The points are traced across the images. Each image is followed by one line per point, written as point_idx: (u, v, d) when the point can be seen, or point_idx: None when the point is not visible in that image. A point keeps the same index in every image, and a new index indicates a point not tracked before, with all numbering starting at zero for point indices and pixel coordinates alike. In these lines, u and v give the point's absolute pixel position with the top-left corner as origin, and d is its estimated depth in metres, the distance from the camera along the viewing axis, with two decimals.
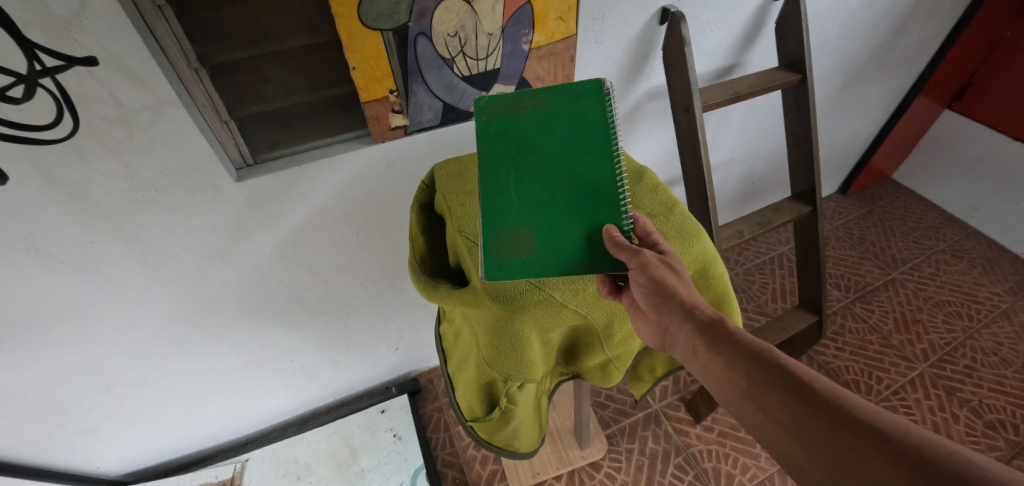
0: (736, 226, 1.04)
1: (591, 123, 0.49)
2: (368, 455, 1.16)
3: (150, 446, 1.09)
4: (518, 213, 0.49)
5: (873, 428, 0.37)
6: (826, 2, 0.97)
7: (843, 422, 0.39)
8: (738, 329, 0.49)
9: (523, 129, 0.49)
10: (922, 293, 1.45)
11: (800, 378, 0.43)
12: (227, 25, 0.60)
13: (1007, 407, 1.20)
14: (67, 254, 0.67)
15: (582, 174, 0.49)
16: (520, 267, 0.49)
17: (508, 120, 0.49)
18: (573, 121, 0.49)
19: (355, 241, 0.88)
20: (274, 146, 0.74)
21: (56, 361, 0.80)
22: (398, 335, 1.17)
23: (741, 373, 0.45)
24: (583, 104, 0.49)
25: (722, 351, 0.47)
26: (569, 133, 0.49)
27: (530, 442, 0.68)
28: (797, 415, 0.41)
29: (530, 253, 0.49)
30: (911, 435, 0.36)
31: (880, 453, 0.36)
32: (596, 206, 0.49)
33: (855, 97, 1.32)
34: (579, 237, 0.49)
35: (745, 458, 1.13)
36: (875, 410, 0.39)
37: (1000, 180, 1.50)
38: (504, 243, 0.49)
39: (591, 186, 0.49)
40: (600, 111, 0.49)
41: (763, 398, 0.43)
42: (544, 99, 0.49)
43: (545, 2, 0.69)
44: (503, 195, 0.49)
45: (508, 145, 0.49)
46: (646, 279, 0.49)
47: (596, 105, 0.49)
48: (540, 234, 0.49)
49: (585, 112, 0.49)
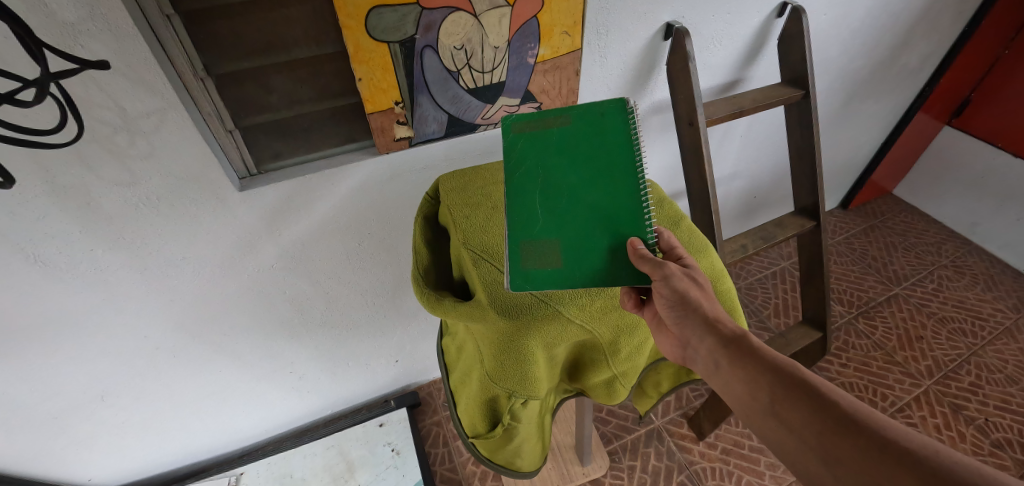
0: (740, 241, 1.03)
1: (617, 139, 0.49)
2: (365, 470, 1.14)
3: (142, 460, 1.07)
4: (543, 226, 0.48)
5: (901, 446, 0.36)
6: (827, 20, 0.98)
7: (870, 440, 0.38)
8: (760, 343, 0.48)
9: (550, 145, 0.49)
10: (925, 309, 1.45)
11: (826, 396, 0.41)
12: (235, 35, 0.60)
13: (1014, 426, 1.19)
14: (65, 262, 0.66)
15: (606, 188, 0.49)
16: (545, 279, 0.48)
17: (537, 137, 0.50)
18: (598, 138, 0.49)
19: (357, 251, 0.88)
20: (278, 156, 0.73)
21: (52, 371, 0.79)
22: (399, 347, 1.15)
23: (766, 389, 0.44)
24: (607, 122, 0.49)
25: (746, 365, 0.46)
26: (594, 148, 0.49)
27: (533, 460, 0.66)
28: (823, 432, 0.40)
29: (555, 265, 0.48)
30: (942, 455, 0.35)
31: (910, 473, 0.35)
32: (621, 218, 0.48)
33: (857, 113, 1.33)
34: (601, 248, 0.48)
35: (748, 476, 1.11)
36: (903, 429, 0.38)
37: (1001, 196, 1.51)
38: (528, 253, 0.48)
39: (615, 200, 0.48)
40: (624, 128, 0.49)
41: (789, 414, 0.42)
42: (570, 117, 0.50)
43: (550, 17, 0.69)
44: (526, 206, 0.49)
45: (535, 160, 0.49)
46: (669, 291, 0.48)
47: (620, 120, 0.49)
48: (564, 245, 0.48)
49: (609, 129, 0.49)
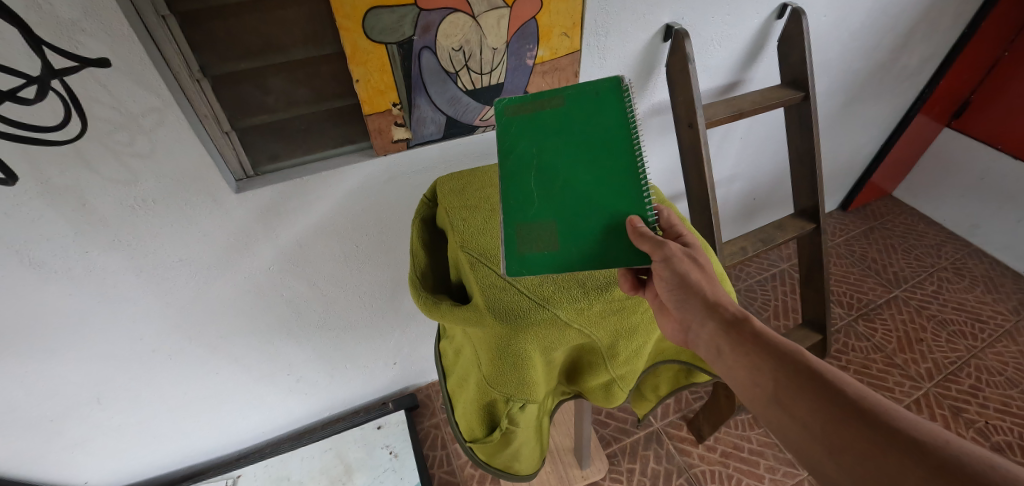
0: (739, 243, 1.03)
1: (612, 119, 0.48)
2: (362, 472, 1.13)
3: (139, 462, 1.06)
4: (539, 210, 0.48)
5: (905, 435, 0.36)
6: (828, 22, 0.98)
7: (874, 429, 0.37)
8: (764, 329, 0.47)
9: (544, 127, 0.49)
10: (925, 311, 1.44)
11: (831, 383, 0.41)
12: (231, 35, 0.59)
13: (1015, 428, 1.18)
14: (60, 264, 0.65)
15: (603, 169, 0.48)
16: (542, 263, 0.47)
17: (533, 119, 0.49)
18: (592, 119, 0.49)
19: (356, 253, 0.87)
20: (275, 158, 0.73)
21: (48, 374, 0.78)
22: (397, 349, 1.14)
23: (769, 375, 0.44)
24: (601, 103, 0.49)
25: (748, 352, 0.46)
26: (590, 129, 0.49)
27: (531, 463, 0.66)
28: (826, 419, 0.39)
29: (552, 248, 0.48)
30: (949, 445, 0.34)
31: (915, 463, 0.34)
32: (618, 199, 0.48)
33: (857, 114, 1.32)
34: (600, 230, 0.48)
35: (747, 479, 1.11)
36: (911, 418, 0.37)
37: (1001, 198, 1.51)
38: (525, 237, 0.48)
39: (611, 182, 0.48)
40: (619, 108, 0.48)
41: (792, 400, 0.42)
42: (562, 99, 0.49)
43: (550, 18, 0.69)
44: (522, 190, 0.48)
45: (530, 142, 0.49)
46: (670, 273, 0.48)
47: (613, 101, 0.49)
48: (561, 228, 0.48)
49: (603, 110, 0.49)
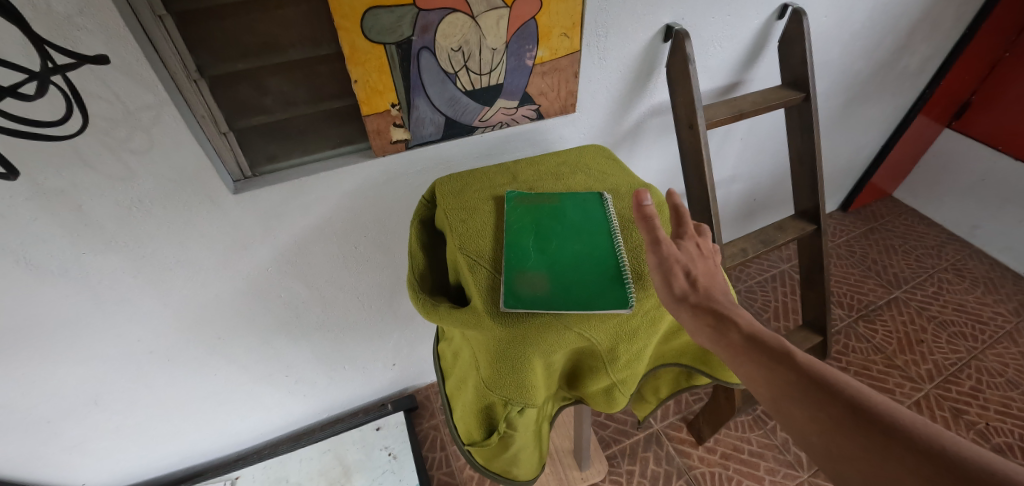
0: (739, 245, 1.02)
1: (595, 215, 0.59)
2: (361, 474, 1.13)
3: (136, 464, 1.06)
4: (532, 263, 0.53)
5: (905, 442, 0.34)
6: (829, 22, 0.98)
7: (872, 436, 0.36)
8: (759, 331, 0.44)
9: (540, 214, 0.59)
10: (925, 313, 1.44)
11: (828, 387, 0.39)
12: (228, 36, 0.59)
13: (1015, 430, 1.18)
14: (56, 265, 0.65)
15: (589, 243, 0.56)
16: (531, 302, 0.50)
17: (533, 208, 0.60)
18: (580, 214, 0.59)
19: (354, 254, 0.87)
20: (272, 159, 0.72)
21: (44, 375, 0.78)
22: (396, 350, 1.14)
23: (764, 383, 0.42)
24: (587, 206, 0.60)
25: (742, 359, 0.44)
26: (578, 219, 0.59)
27: (530, 468, 0.65)
28: (824, 427, 0.38)
29: (541, 292, 0.51)
30: (949, 451, 0.33)
31: (914, 473, 0.33)
32: (601, 261, 0.54)
33: (857, 115, 1.32)
34: (583, 279, 0.52)
35: (747, 480, 1.10)
36: (911, 420, 0.35)
37: (1001, 199, 1.50)
38: (518, 280, 0.52)
39: (595, 251, 0.55)
40: (600, 212, 0.60)
41: (789, 408, 0.40)
42: (557, 199, 0.62)
43: (549, 18, 0.68)
44: (519, 248, 0.55)
45: (528, 220, 0.58)
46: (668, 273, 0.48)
47: (597, 207, 0.60)
48: (551, 278, 0.52)
49: (589, 210, 0.60)
